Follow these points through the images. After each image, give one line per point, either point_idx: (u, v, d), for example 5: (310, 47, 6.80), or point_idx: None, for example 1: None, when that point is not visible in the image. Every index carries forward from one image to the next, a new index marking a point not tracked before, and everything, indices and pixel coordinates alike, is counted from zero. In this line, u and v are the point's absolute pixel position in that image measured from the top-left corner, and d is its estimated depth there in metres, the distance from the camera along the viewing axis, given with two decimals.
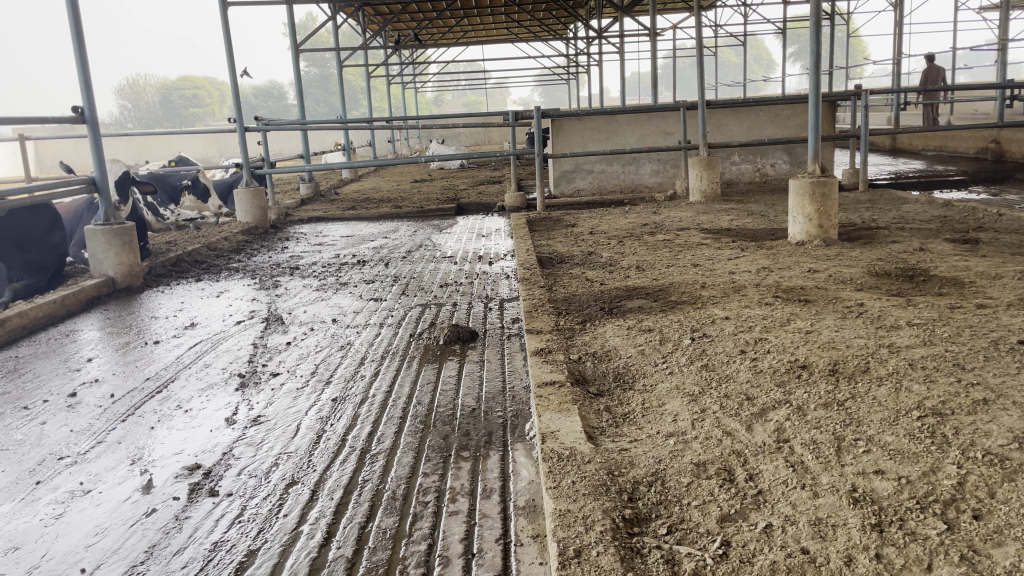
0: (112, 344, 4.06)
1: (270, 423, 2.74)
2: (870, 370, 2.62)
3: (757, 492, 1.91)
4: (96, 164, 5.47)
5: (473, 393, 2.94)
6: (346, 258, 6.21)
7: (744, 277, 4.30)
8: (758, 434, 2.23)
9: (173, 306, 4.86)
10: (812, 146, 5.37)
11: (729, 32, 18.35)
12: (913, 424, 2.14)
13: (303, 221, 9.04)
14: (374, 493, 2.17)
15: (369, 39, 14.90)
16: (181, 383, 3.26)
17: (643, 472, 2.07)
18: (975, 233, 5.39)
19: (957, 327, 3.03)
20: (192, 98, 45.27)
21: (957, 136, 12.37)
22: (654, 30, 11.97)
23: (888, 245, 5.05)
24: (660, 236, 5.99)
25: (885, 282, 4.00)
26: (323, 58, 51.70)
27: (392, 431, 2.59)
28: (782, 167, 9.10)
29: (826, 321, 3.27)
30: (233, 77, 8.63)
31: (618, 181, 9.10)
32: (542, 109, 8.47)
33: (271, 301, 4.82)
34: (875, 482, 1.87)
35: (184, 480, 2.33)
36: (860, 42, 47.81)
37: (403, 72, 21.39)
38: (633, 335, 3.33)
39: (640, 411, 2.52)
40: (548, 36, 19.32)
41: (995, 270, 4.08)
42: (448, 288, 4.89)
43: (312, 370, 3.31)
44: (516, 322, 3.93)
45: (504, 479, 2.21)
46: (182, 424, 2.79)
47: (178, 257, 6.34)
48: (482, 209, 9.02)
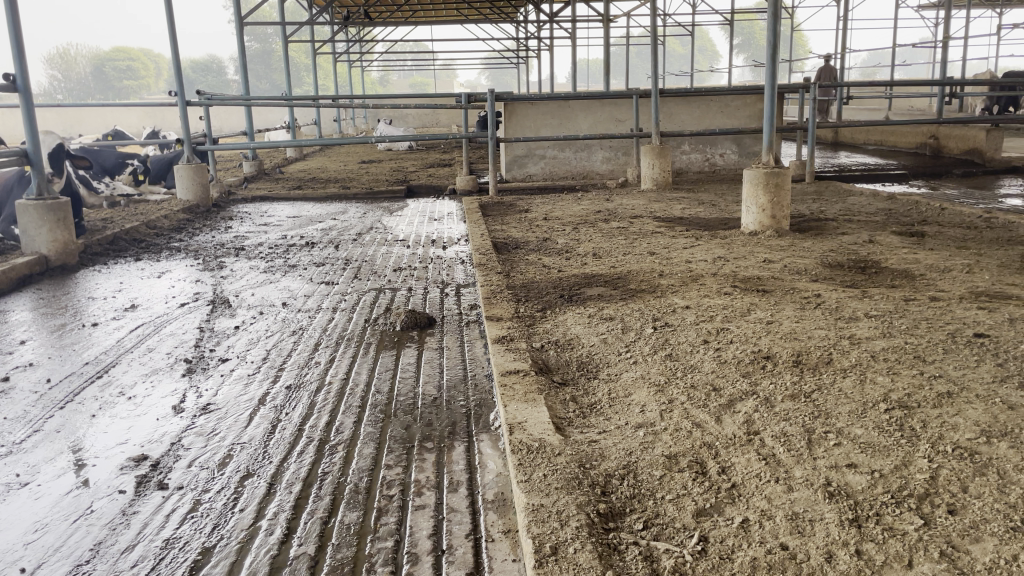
0: (46, 326, 3.84)
1: (220, 411, 2.61)
2: (833, 362, 2.62)
3: (731, 485, 1.88)
4: (29, 135, 5.18)
5: (434, 381, 2.86)
6: (294, 240, 6.04)
7: (701, 266, 4.31)
8: (727, 425, 2.21)
9: (111, 287, 4.64)
10: (767, 136, 5.41)
11: (677, 22, 18.46)
12: (881, 416, 2.15)
13: (247, 200, 8.77)
14: (335, 487, 2.08)
15: (316, 16, 14.54)
16: (122, 368, 3.10)
17: (614, 464, 2.02)
18: (921, 226, 5.50)
19: (914, 319, 3.07)
20: (127, 70, 43.64)
21: (896, 131, 12.71)
22: (606, 16, 11.93)
23: (838, 237, 5.12)
24: (614, 223, 5.98)
25: (839, 273, 4.05)
26: (267, 33, 50.40)
27: (351, 421, 2.50)
28: (730, 157, 9.18)
29: (785, 312, 3.28)
30: (175, 49, 8.29)
31: (570, 167, 9.07)
32: (495, 92, 8.36)
33: (216, 283, 4.64)
34: (849, 476, 1.86)
35: (130, 472, 2.20)
36: (803, 37, 48.66)
37: (350, 50, 20.97)
38: (595, 323, 3.29)
39: (606, 401, 2.48)
40: (497, 19, 19.12)
41: (944, 263, 4.16)
42: (402, 272, 4.78)
43: (264, 356, 3.18)
44: (474, 309, 3.86)
45: (470, 471, 2.15)
46: (126, 412, 2.64)
47: (115, 235, 6.08)
48: (433, 192, 8.89)
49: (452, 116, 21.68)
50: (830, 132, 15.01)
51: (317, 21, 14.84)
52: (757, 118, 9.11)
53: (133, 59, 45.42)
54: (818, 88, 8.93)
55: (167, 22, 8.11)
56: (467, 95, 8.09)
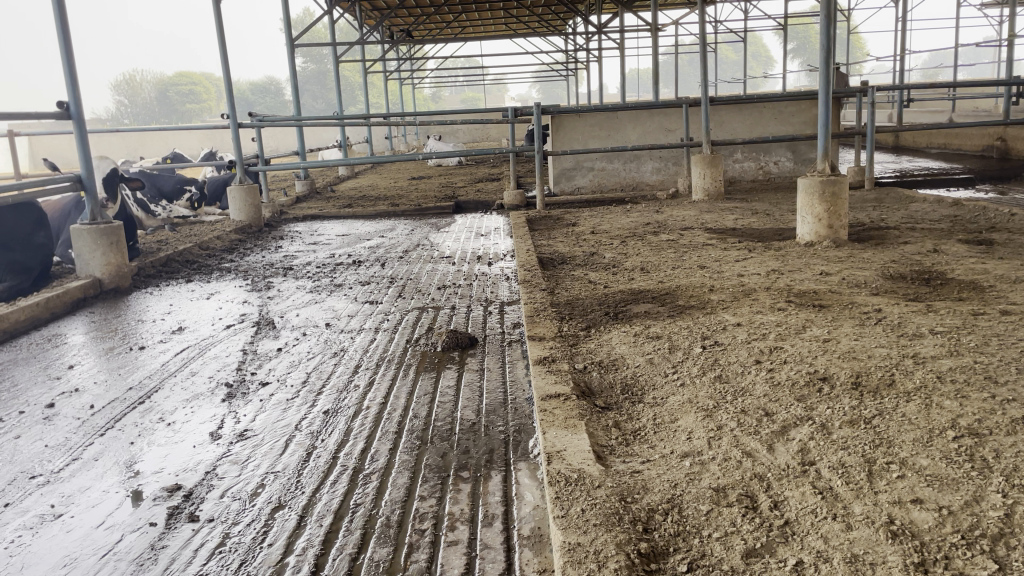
0: (96, 349, 3.89)
1: (257, 438, 2.58)
2: (896, 384, 2.45)
3: (784, 522, 1.75)
4: (82, 162, 5.29)
5: (473, 405, 2.78)
6: (341, 258, 6.05)
7: (753, 280, 4.15)
8: (780, 454, 2.07)
9: (161, 309, 4.68)
10: (822, 143, 5.21)
11: (729, 28, 18.12)
12: (949, 445, 1.99)
13: (298, 219, 8.87)
14: (366, 520, 2.00)
15: (366, 35, 14.72)
16: (164, 393, 3.09)
17: (657, 498, 1.90)
18: (989, 234, 5.23)
19: (984, 335, 2.87)
20: (189, 94, 45.01)
21: (961, 133, 12.25)
22: (655, 25, 11.76)
23: (901, 246, 4.89)
24: (664, 236, 5.83)
25: (901, 285, 3.85)
26: (321, 54, 51.45)
27: (387, 448, 2.43)
28: (786, 164, 8.94)
29: (843, 329, 3.11)
30: (227, 72, 8.44)
31: (619, 179, 8.94)
32: (542, 105, 8.27)
33: (262, 303, 4.65)
34: (914, 513, 1.71)
35: (163, 503, 2.17)
36: (860, 40, 47.55)
37: (401, 68, 21.21)
38: (640, 343, 3.17)
39: (651, 427, 2.36)
40: (545, 31, 19.04)
41: (1014, 273, 3.93)
42: (446, 290, 4.73)
43: (303, 380, 3.14)
44: (517, 328, 3.77)
45: (507, 504, 2.05)
46: (164, 439, 2.62)
47: (169, 257, 6.18)
48: (481, 207, 8.86)
49: (501, 131, 21.72)
50: (891, 136, 14.54)
51: (368, 41, 14.99)
52: (811, 124, 8.85)
53: (194, 84, 46.86)
54: (876, 91, 8.62)
55: (219, 46, 8.26)
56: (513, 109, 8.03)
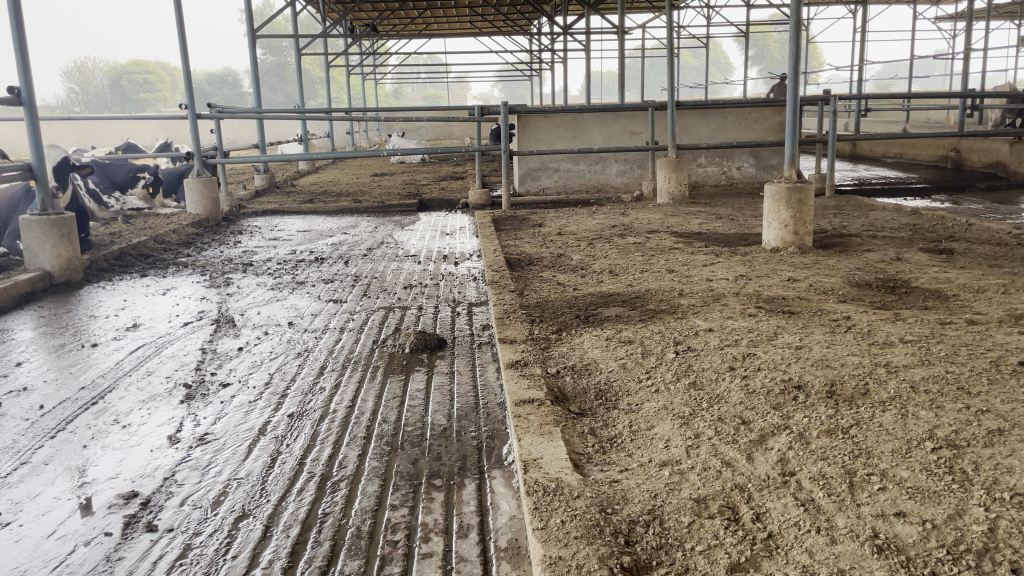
0: (46, 346, 3.72)
1: (218, 442, 2.47)
2: (871, 393, 2.45)
3: (767, 536, 1.72)
4: (33, 149, 5.09)
5: (444, 410, 2.71)
6: (304, 255, 5.91)
7: (722, 285, 4.15)
8: (760, 464, 2.04)
9: (115, 304, 4.52)
10: (789, 150, 5.24)
11: (692, 34, 18.26)
12: (928, 457, 1.98)
13: (258, 214, 8.68)
14: (336, 531, 1.92)
15: (329, 28, 14.50)
16: (119, 394, 2.96)
17: (638, 509, 1.86)
18: (947, 243, 5.32)
19: (953, 345, 2.89)
20: (144, 83, 44.09)
21: (916, 144, 12.52)
22: (621, 28, 11.79)
23: (864, 254, 4.94)
24: (631, 238, 5.82)
25: (867, 293, 3.88)
26: (281, 46, 50.76)
27: (355, 454, 2.35)
28: (748, 170, 9.02)
29: (814, 336, 3.11)
30: (185, 61, 8.21)
31: (584, 181, 8.93)
32: (509, 104, 8.20)
33: (221, 300, 4.51)
34: (898, 526, 1.69)
35: (118, 511, 2.06)
36: (816, 50, 48.56)
37: (363, 63, 20.98)
38: (612, 347, 3.13)
39: (628, 435, 2.32)
40: (509, 31, 18.97)
41: (977, 282, 3.99)
42: (412, 290, 4.63)
43: (266, 381, 3.04)
44: (487, 329, 3.70)
45: (482, 514, 1.99)
46: (119, 442, 2.50)
47: (122, 250, 5.98)
48: (445, 206, 8.77)
49: (464, 129, 21.61)
50: (848, 146, 14.80)
51: (331, 34, 14.77)
52: (774, 130, 8.94)
53: (149, 72, 45.85)
54: (837, 100, 8.73)
55: (178, 34, 8.03)
56: (480, 107, 7.95)
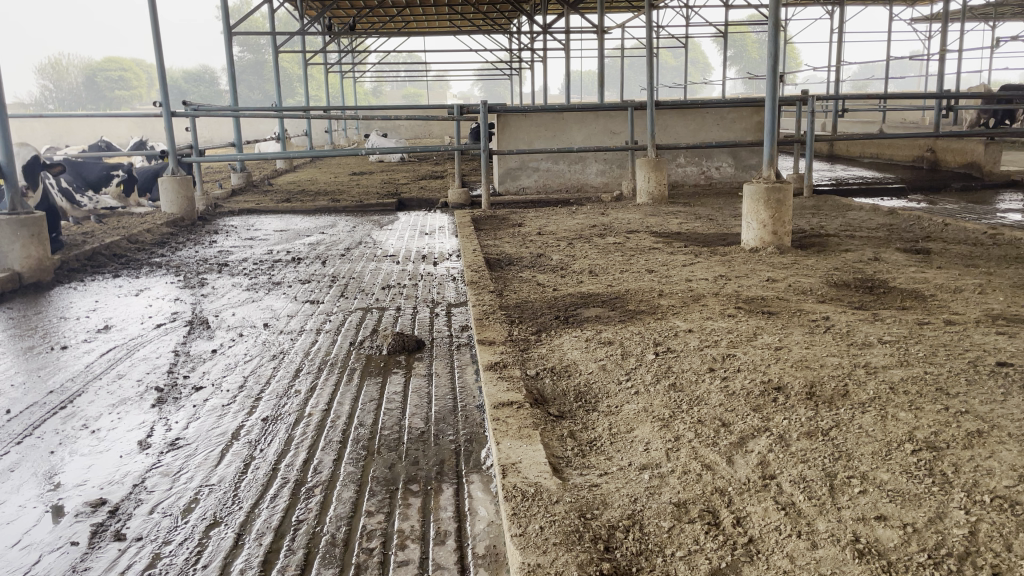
0: (15, 348, 3.64)
1: (190, 447, 2.42)
2: (850, 394, 2.44)
3: (748, 540, 1.70)
4: (3, 148, 4.99)
5: (421, 413, 2.67)
6: (280, 255, 5.84)
7: (702, 285, 4.14)
8: (740, 467, 2.03)
9: (87, 305, 4.43)
10: (768, 150, 5.24)
11: (671, 33, 18.29)
12: (908, 459, 1.97)
13: (234, 213, 8.57)
14: (310, 538, 1.88)
15: (307, 25, 14.37)
16: (88, 398, 2.89)
17: (617, 514, 1.83)
18: (924, 243, 5.35)
19: (931, 345, 2.89)
20: (119, 80, 43.58)
21: (892, 144, 12.64)
22: (601, 27, 11.78)
23: (842, 254, 4.96)
24: (610, 238, 5.81)
25: (846, 293, 3.88)
26: (259, 44, 50.34)
27: (331, 459, 2.31)
28: (727, 170, 9.04)
29: (794, 337, 3.10)
30: (160, 59, 8.09)
31: (564, 180, 8.91)
32: (488, 103, 8.16)
33: (195, 302, 4.44)
34: (879, 530, 1.68)
35: (85, 520, 2.00)
36: (793, 50, 48.95)
37: (342, 61, 20.82)
38: (592, 348, 3.10)
39: (607, 437, 2.29)
40: (488, 29, 18.90)
41: (954, 282, 4.00)
42: (391, 290, 4.58)
43: (240, 385, 2.98)
44: (465, 331, 3.67)
45: (460, 520, 1.96)
46: (88, 448, 2.44)
47: (94, 250, 5.87)
48: (424, 205, 8.72)
49: (444, 128, 21.54)
50: (825, 146, 14.91)
51: (309, 31, 14.63)
52: (753, 130, 8.97)
53: (124, 69, 45.32)
54: (815, 100, 8.76)
55: (152, 31, 7.91)
56: (459, 106, 7.90)
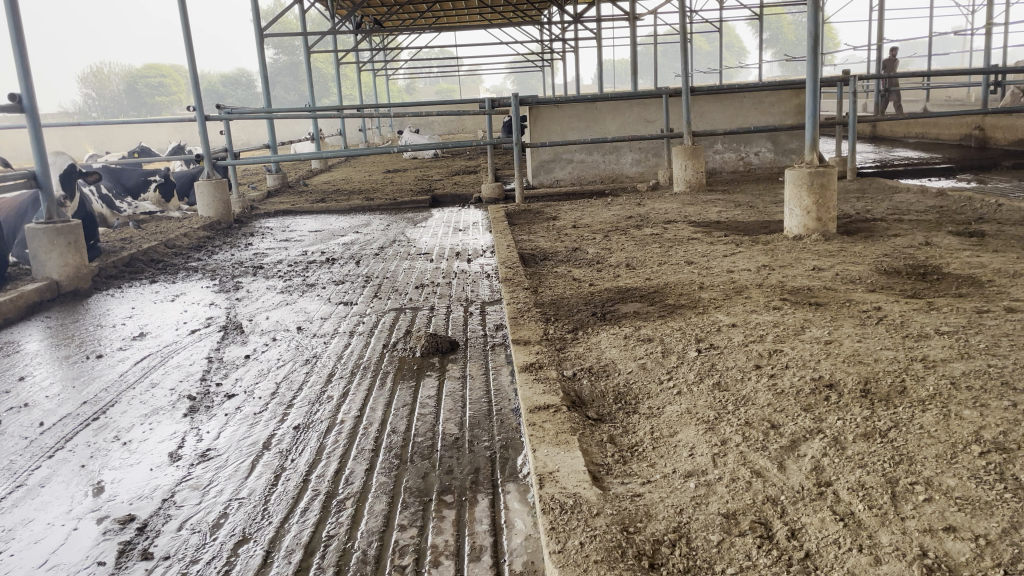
0: (52, 358, 3.64)
1: (220, 458, 2.37)
2: (908, 392, 2.29)
3: (805, 555, 1.58)
4: (37, 157, 5.02)
5: (455, 418, 2.59)
6: (314, 256, 5.81)
7: (744, 276, 3.99)
8: (793, 474, 1.90)
9: (123, 312, 4.44)
10: (811, 133, 5.05)
11: (705, 18, 17.95)
12: (976, 463, 1.83)
13: (269, 215, 8.59)
14: (341, 556, 1.81)
15: (338, 24, 14.37)
16: (121, 408, 2.86)
17: (662, 527, 1.73)
18: (978, 225, 5.11)
19: (992, 336, 2.72)
20: (158, 86, 44.39)
21: (938, 122, 12.25)
22: (633, 14, 11.57)
23: (892, 239, 4.76)
24: (647, 229, 5.66)
25: (897, 281, 3.70)
26: (292, 45, 50.90)
27: (363, 469, 2.23)
28: (766, 155, 8.82)
29: (844, 329, 2.96)
30: (191, 62, 8.11)
31: (599, 171, 8.77)
32: (519, 96, 8.05)
33: (230, 306, 4.41)
34: (948, 543, 1.55)
35: (113, 538, 1.95)
36: (831, 31, 48.02)
37: (374, 59, 20.83)
38: (632, 346, 2.99)
39: (649, 442, 2.18)
40: (518, 22, 18.70)
41: (1013, 267, 3.80)
42: (424, 289, 4.51)
43: (272, 392, 2.92)
44: (500, 330, 3.58)
45: (495, 534, 1.87)
46: (119, 461, 2.40)
47: (132, 256, 5.90)
48: (458, 201, 8.65)
49: (476, 122, 21.47)
50: (868, 126, 14.51)
51: (340, 30, 14.62)
52: (792, 113, 8.73)
53: (162, 75, 46.09)
54: (858, 80, 8.46)
55: (183, 36, 7.94)
56: (490, 100, 7.80)
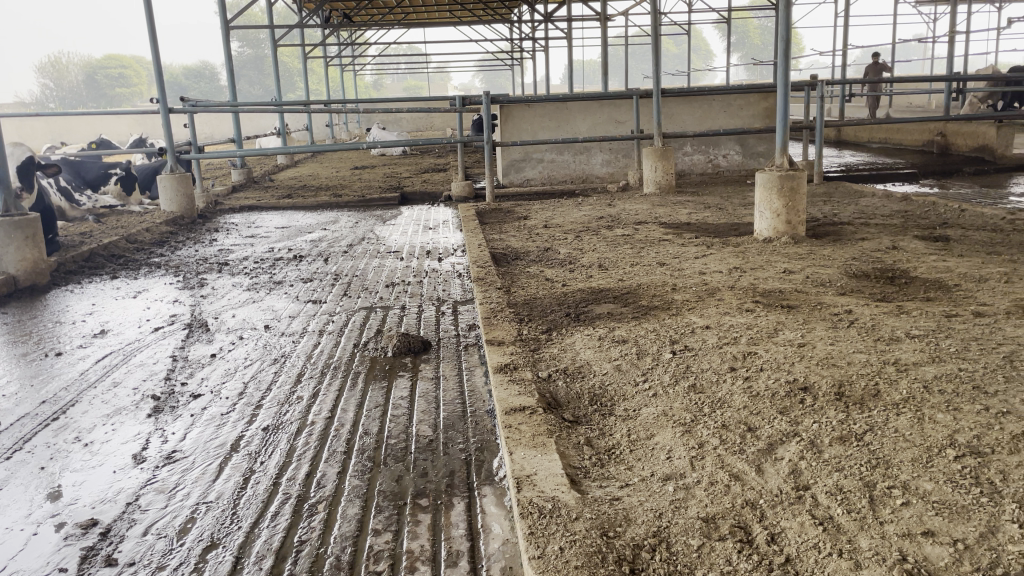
0: (8, 355, 3.52)
1: (186, 460, 2.30)
2: (881, 395, 2.31)
3: (785, 560, 1.57)
4: None
5: (429, 419, 2.55)
6: (281, 253, 5.71)
7: (716, 278, 4.01)
8: (771, 477, 1.90)
9: (83, 309, 4.32)
10: (781, 136, 5.09)
11: (674, 20, 18.06)
12: (951, 466, 1.84)
13: (234, 210, 8.45)
14: (313, 561, 1.76)
15: (306, 18, 14.19)
16: (82, 408, 2.78)
17: (642, 532, 1.71)
18: (943, 230, 5.20)
19: (962, 339, 2.76)
20: (119, 78, 43.51)
21: (901, 128, 12.47)
22: (604, 15, 11.60)
23: (859, 243, 4.81)
24: (619, 230, 5.67)
25: (866, 284, 3.74)
26: (258, 39, 50.26)
27: (335, 472, 2.19)
28: (734, 158, 8.89)
29: (816, 332, 2.98)
30: (155, 54, 7.94)
31: (569, 171, 8.77)
32: (490, 94, 8.01)
33: (195, 303, 4.32)
34: (927, 548, 1.55)
35: (75, 543, 1.88)
36: (796, 36, 48.68)
37: (342, 54, 20.62)
38: (606, 348, 2.98)
39: (626, 445, 2.17)
40: (488, 19, 18.61)
41: (978, 271, 3.86)
42: (395, 288, 4.45)
43: (240, 391, 2.85)
44: (473, 330, 3.55)
45: (472, 538, 1.84)
46: (80, 463, 2.32)
47: (92, 251, 5.76)
48: (428, 199, 8.59)
49: (445, 120, 21.36)
50: (833, 130, 14.72)
51: (308, 25, 14.43)
52: (760, 117, 8.81)
53: (123, 66, 45.19)
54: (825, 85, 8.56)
55: (147, 27, 7.77)
56: (461, 98, 7.76)
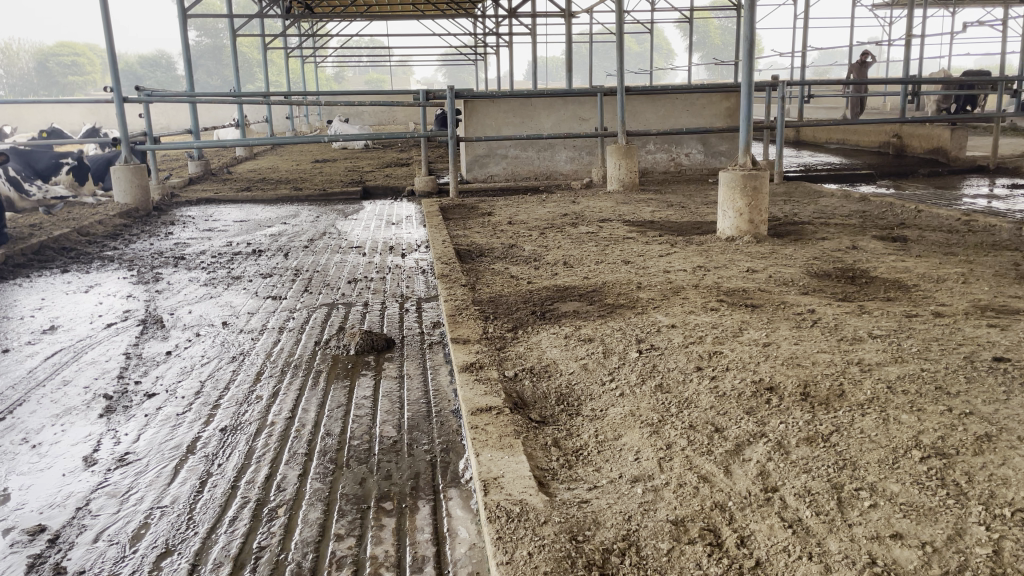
0: None
1: (139, 462, 2.22)
2: (847, 395, 2.32)
3: (755, 564, 1.56)
4: None
5: (393, 419, 2.50)
6: (239, 248, 5.59)
7: (680, 276, 4.01)
8: (739, 479, 1.89)
9: (32, 304, 4.16)
10: (744, 136, 5.11)
11: (637, 19, 18.13)
12: (917, 468, 1.85)
13: (191, 203, 8.26)
14: (273, 568, 1.71)
15: (265, 8, 13.93)
16: (29, 407, 2.67)
17: (611, 535, 1.69)
18: (900, 230, 5.28)
19: (923, 340, 2.78)
20: (72, 66, 42.32)
21: (858, 129, 12.68)
22: (568, 11, 11.57)
23: (820, 243, 4.86)
24: (583, 227, 5.65)
25: (827, 284, 3.78)
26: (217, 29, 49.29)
27: (296, 475, 2.13)
28: (696, 156, 8.95)
29: (781, 332, 2.99)
30: (109, 41, 7.71)
31: (533, 167, 8.75)
32: (454, 89, 7.94)
33: (149, 298, 4.19)
34: (895, 550, 1.55)
35: (21, 551, 1.80)
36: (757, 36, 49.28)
37: (303, 46, 20.33)
38: (572, 346, 2.95)
39: (594, 446, 2.14)
40: (452, 14, 18.46)
41: (935, 272, 3.92)
42: (357, 284, 4.37)
43: (196, 390, 2.77)
44: (437, 328, 3.49)
45: (438, 543, 1.79)
46: (27, 465, 2.23)
47: (42, 243, 5.57)
48: (390, 193, 8.50)
49: (408, 114, 21.18)
50: (792, 131, 14.92)
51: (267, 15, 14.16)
52: (722, 116, 8.87)
53: (75, 52, 43.89)
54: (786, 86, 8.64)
55: (101, 13, 7.53)
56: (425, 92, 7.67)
